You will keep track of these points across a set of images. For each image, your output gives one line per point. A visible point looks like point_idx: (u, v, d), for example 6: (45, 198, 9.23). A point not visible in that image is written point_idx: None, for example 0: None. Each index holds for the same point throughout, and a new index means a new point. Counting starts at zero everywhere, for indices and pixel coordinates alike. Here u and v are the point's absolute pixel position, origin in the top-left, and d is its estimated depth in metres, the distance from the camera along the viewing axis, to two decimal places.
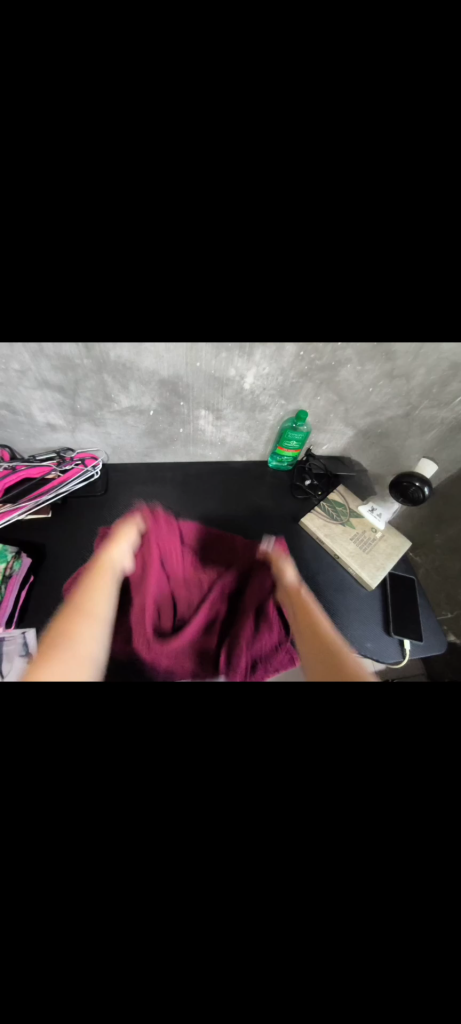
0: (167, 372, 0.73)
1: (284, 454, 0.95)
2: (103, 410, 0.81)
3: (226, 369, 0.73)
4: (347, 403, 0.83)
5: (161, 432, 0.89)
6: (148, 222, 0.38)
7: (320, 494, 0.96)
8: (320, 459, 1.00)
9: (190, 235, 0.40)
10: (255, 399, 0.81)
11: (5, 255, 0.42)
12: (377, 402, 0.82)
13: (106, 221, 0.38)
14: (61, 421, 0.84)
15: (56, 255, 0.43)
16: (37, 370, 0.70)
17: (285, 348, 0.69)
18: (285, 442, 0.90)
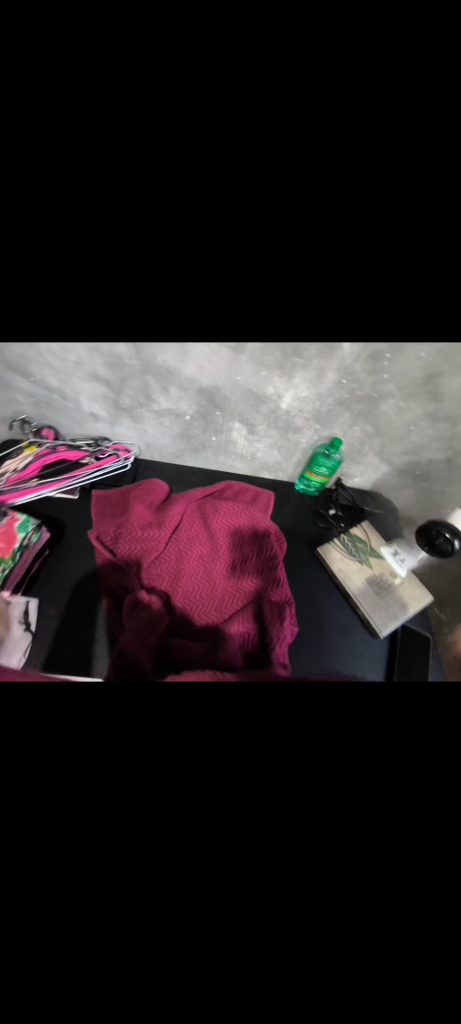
0: (207, 383, 0.75)
1: (312, 479, 0.93)
2: (142, 410, 0.85)
3: (264, 387, 0.74)
4: (385, 438, 0.80)
5: (194, 437, 0.91)
6: (204, 240, 0.41)
7: (342, 526, 0.92)
8: (349, 491, 0.97)
9: (240, 254, 0.43)
10: (291, 419, 0.80)
11: (67, 260, 0.46)
12: (417, 441, 0.78)
13: (162, 238, 0.42)
14: (104, 412, 0.88)
15: (110, 261, 0.45)
16: (91, 364, 0.74)
17: (325, 374, 0.69)
18: (314, 467, 0.89)
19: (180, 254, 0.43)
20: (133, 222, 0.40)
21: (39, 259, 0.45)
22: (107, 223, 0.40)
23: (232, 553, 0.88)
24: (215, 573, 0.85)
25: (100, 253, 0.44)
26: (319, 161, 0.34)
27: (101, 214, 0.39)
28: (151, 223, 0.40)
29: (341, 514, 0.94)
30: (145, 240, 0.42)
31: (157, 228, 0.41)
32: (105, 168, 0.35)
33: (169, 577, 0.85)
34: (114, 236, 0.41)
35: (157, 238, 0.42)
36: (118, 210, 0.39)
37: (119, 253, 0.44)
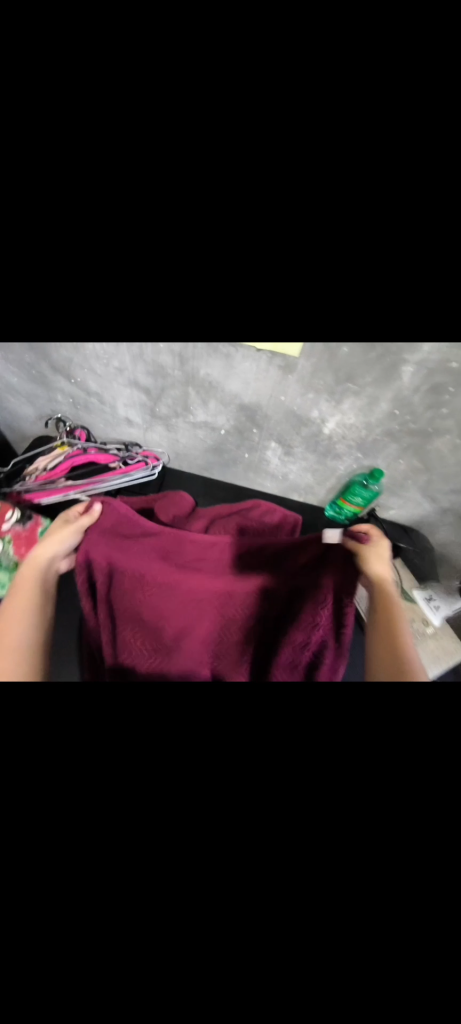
0: (249, 399, 0.75)
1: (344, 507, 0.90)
2: (177, 421, 0.84)
3: (309, 410, 0.73)
4: (432, 473, 0.75)
5: (225, 452, 0.90)
6: (277, 227, 0.42)
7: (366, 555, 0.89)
8: (383, 522, 0.92)
9: (322, 241, 0.44)
10: (332, 444, 0.78)
11: (137, 244, 0.46)
12: None
13: (236, 225, 0.43)
14: (138, 420, 0.88)
15: (181, 243, 0.46)
16: (132, 370, 0.75)
17: (378, 400, 0.67)
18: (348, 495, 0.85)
19: (258, 237, 0.44)
20: (210, 211, 0.42)
21: (122, 247, 0.46)
22: (183, 210, 0.41)
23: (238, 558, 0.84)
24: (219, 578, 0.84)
25: (189, 246, 0.46)
26: (409, 144, 0.36)
27: (181, 188, 0.41)
28: (226, 211, 0.41)
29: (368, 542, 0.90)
30: (220, 229, 0.43)
31: (237, 214, 0.42)
32: (197, 156, 0.38)
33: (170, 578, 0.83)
34: (187, 219, 0.42)
35: (231, 227, 0.43)
36: (198, 196, 0.41)
37: (193, 235, 0.45)
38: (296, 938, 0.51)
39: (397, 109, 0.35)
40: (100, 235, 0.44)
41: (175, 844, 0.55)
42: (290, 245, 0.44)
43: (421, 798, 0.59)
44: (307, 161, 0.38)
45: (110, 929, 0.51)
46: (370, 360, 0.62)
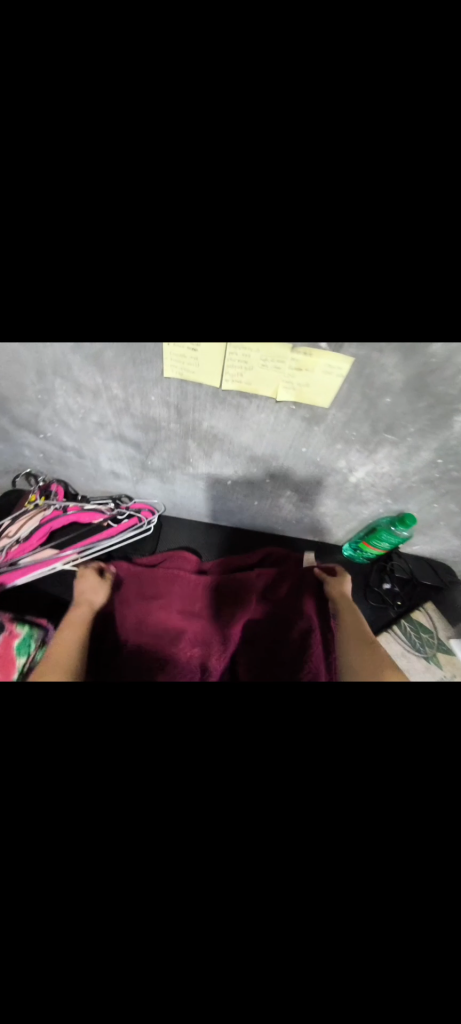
0: (262, 452, 0.59)
1: (368, 550, 0.69)
2: (174, 472, 0.70)
3: (336, 461, 0.56)
4: None
5: (232, 503, 0.75)
6: (328, 252, 0.28)
7: (400, 608, 0.71)
8: (407, 560, 0.75)
9: (374, 264, 0.27)
10: (358, 492, 0.60)
11: (112, 260, 0.30)
12: None
13: (264, 250, 0.28)
14: (126, 470, 0.73)
15: (166, 266, 0.29)
16: (117, 424, 0.60)
17: (423, 449, 0.49)
18: (373, 537, 0.65)
19: (282, 265, 0.28)
20: (228, 237, 0.28)
21: (80, 276, 0.30)
22: (189, 235, 0.28)
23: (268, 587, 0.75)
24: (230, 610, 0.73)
25: (178, 270, 0.29)
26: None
27: (160, 207, 0.25)
28: (250, 234, 0.28)
29: (398, 588, 0.72)
30: (242, 254, 0.28)
31: (252, 242, 0.27)
32: (213, 172, 0.25)
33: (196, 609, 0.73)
34: (188, 251, 0.28)
35: (248, 257, 0.28)
36: (209, 216, 0.27)
37: (179, 262, 0.28)
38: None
39: None
40: (81, 273, 0.30)
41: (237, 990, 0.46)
42: (324, 273, 0.28)
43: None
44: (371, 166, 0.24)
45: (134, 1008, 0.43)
46: (416, 411, 0.45)
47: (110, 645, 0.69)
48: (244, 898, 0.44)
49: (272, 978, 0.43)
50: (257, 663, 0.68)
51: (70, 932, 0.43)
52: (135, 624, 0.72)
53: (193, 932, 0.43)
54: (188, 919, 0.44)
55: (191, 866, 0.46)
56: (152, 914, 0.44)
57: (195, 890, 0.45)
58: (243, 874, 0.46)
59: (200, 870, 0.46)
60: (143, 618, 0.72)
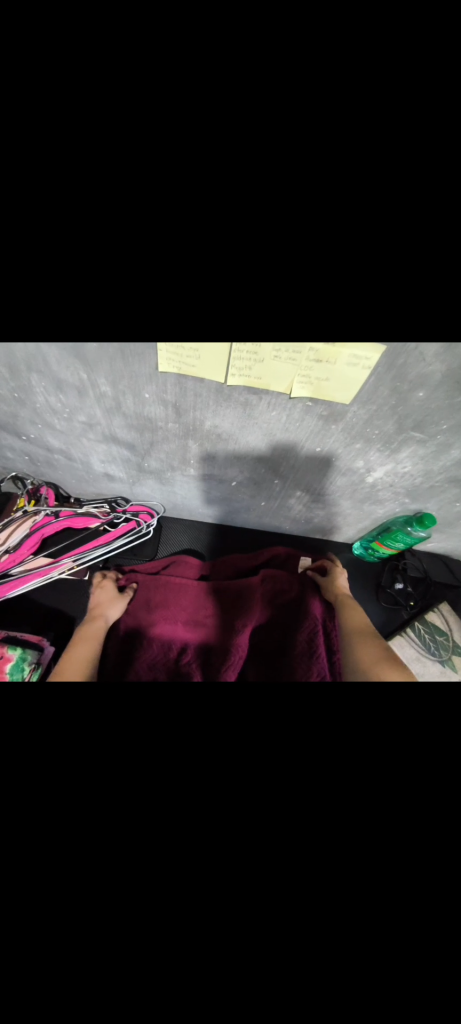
0: (270, 452, 0.54)
1: (381, 551, 0.66)
2: (173, 473, 0.65)
3: (352, 461, 0.51)
4: None
5: (237, 503, 0.70)
6: (370, 220, 0.23)
7: (413, 608, 0.69)
8: (420, 560, 0.72)
9: (415, 239, 0.23)
10: (374, 492, 0.56)
11: (99, 236, 0.25)
12: None
13: (282, 231, 0.24)
14: (121, 472, 0.68)
15: (172, 233, 0.25)
16: (107, 424, 0.55)
17: (450, 448, 0.45)
18: (388, 538, 0.62)
19: (309, 231, 0.24)
20: (236, 218, 0.24)
21: (72, 252, 0.26)
22: (194, 200, 0.23)
23: (278, 587, 0.71)
24: (238, 609, 0.68)
25: (185, 240, 0.25)
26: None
27: (149, 179, 0.22)
28: (262, 200, 0.23)
29: (411, 589, 0.70)
30: (253, 230, 0.24)
31: (274, 209, 0.23)
32: (220, 150, 0.21)
33: (205, 608, 0.70)
34: (194, 225, 0.24)
35: (267, 227, 0.24)
36: (212, 197, 0.23)
37: (187, 227, 0.24)
38: None
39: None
40: (71, 253, 0.26)
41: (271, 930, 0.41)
42: (357, 239, 0.24)
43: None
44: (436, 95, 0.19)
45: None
46: (449, 407, 0.40)
47: (118, 657, 0.63)
48: (311, 864, 0.31)
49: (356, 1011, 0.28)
50: (267, 662, 0.64)
51: (67, 994, 0.28)
52: (145, 624, 0.67)
53: (218, 967, 0.29)
54: (203, 946, 0.30)
55: (210, 836, 0.33)
56: (181, 866, 0.32)
57: (215, 894, 0.30)
58: (315, 826, 0.33)
59: (217, 874, 0.31)
60: (152, 618, 0.68)
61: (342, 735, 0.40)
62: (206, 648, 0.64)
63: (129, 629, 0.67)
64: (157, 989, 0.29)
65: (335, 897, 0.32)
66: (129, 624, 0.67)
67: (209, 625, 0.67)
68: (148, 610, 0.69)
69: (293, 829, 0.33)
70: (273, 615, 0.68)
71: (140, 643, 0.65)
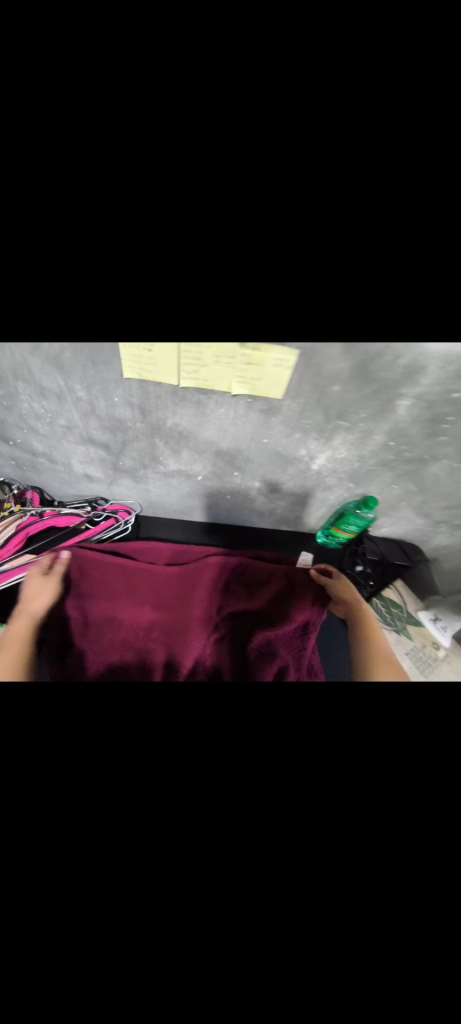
0: (226, 445, 0.61)
1: (339, 536, 0.73)
2: (146, 472, 0.71)
3: (295, 450, 0.59)
4: (428, 498, 0.63)
5: (205, 498, 0.76)
6: (259, 249, 0.31)
7: (371, 586, 0.76)
8: (377, 544, 0.79)
9: (302, 253, 0.31)
10: (322, 478, 0.64)
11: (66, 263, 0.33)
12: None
13: (187, 245, 0.31)
14: (99, 473, 0.74)
15: (121, 256, 0.33)
16: (84, 427, 0.61)
17: (372, 434, 0.53)
18: (342, 524, 0.69)
19: (218, 253, 0.32)
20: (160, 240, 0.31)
21: (45, 276, 0.34)
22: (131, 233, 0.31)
23: (240, 585, 0.79)
24: (203, 610, 0.75)
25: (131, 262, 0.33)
26: (403, 150, 0.25)
27: (87, 215, 0.29)
28: (182, 233, 0.31)
29: (370, 571, 0.77)
30: (170, 231, 0.29)
31: (192, 235, 0.31)
32: (134, 160, 0.26)
33: (169, 607, 0.76)
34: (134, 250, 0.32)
35: (187, 251, 0.32)
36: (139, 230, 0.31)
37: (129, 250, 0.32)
38: (349, 996, 0.40)
39: (390, 101, 0.24)
40: (44, 277, 0.34)
41: (241, 873, 0.44)
42: (254, 259, 0.32)
43: (430, 812, 0.49)
44: (299, 161, 0.26)
45: (116, 945, 0.41)
46: (361, 397, 0.49)
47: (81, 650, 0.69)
48: (269, 823, 0.48)
49: (268, 948, 0.41)
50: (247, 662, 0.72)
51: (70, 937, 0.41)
52: (99, 610, 0.73)
53: (178, 880, 0.44)
54: (159, 872, 0.44)
55: (190, 820, 0.47)
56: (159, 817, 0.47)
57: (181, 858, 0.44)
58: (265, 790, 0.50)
59: (172, 854, 0.45)
60: (106, 604, 0.74)
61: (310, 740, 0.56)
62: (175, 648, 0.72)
63: (81, 617, 0.72)
64: (136, 928, 0.41)
65: (255, 802, 0.50)
66: (78, 611, 0.72)
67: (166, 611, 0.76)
68: (112, 609, 0.74)
69: (258, 796, 0.50)
70: (238, 610, 0.77)
71: (103, 639, 0.71)
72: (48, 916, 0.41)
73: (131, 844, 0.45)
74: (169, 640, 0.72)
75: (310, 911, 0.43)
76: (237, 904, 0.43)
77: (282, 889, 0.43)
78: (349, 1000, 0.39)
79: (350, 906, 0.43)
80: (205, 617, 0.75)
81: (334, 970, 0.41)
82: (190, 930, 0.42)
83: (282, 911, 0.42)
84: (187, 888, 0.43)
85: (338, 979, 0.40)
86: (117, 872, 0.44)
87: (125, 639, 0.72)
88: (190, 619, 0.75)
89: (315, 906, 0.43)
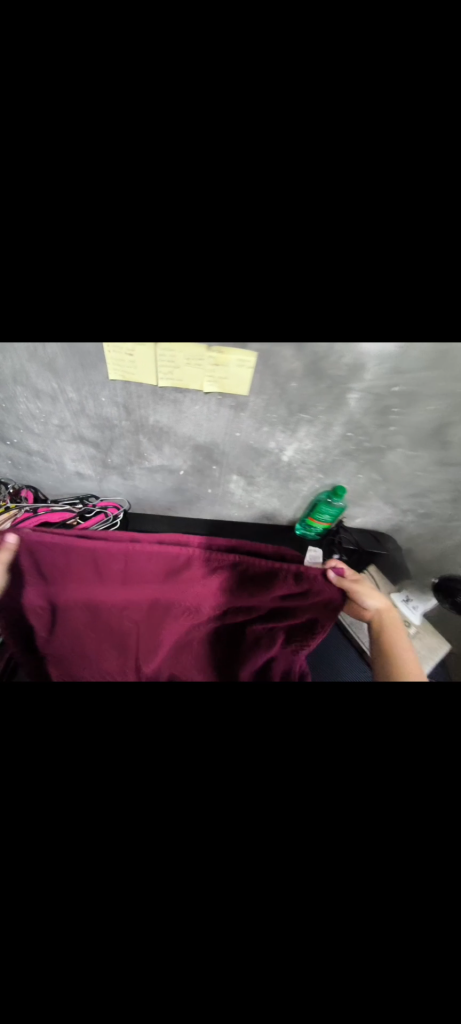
0: (203, 439, 0.67)
1: (314, 525, 0.79)
2: (133, 468, 0.77)
3: (265, 442, 0.65)
4: (391, 484, 0.69)
5: (188, 492, 0.82)
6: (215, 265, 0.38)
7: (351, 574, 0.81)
8: (352, 533, 0.85)
9: (251, 262, 0.37)
10: (293, 468, 0.69)
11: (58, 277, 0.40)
12: (424, 490, 0.69)
13: (155, 259, 0.37)
14: (90, 471, 0.80)
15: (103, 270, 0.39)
16: (76, 425, 0.67)
17: (332, 426, 0.60)
18: (316, 514, 0.75)
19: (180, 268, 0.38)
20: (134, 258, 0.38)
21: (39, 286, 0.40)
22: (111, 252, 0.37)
23: (218, 579, 0.78)
24: (176, 608, 0.77)
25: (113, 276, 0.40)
26: (336, 159, 0.30)
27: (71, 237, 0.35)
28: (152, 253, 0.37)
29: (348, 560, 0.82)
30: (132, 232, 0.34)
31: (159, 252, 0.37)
32: (88, 181, 0.31)
33: (141, 603, 0.76)
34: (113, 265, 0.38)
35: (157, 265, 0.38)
36: None
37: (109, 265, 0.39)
38: (319, 950, 0.41)
39: (322, 123, 0.29)
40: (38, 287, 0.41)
41: (222, 850, 0.46)
42: (211, 273, 0.38)
43: (415, 786, 0.51)
44: (242, 170, 0.30)
45: (89, 915, 0.42)
46: (318, 392, 0.55)
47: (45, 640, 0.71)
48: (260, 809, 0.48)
49: (241, 939, 0.41)
50: (231, 665, 0.73)
51: (55, 896, 0.43)
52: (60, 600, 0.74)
53: (155, 848, 0.45)
54: (138, 844, 0.46)
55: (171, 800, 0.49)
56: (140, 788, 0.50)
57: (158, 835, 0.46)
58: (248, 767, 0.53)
59: (149, 832, 0.46)
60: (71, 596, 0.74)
61: (298, 741, 0.57)
62: (150, 643, 0.75)
63: (41, 608, 0.72)
64: (111, 908, 0.42)
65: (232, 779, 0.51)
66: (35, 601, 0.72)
67: (139, 610, 0.76)
68: (79, 602, 0.74)
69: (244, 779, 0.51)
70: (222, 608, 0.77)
71: (69, 631, 0.72)
72: (29, 879, 0.43)
73: (109, 819, 0.47)
74: (140, 634, 0.75)
75: (283, 883, 0.44)
76: (209, 885, 0.43)
77: (258, 865, 0.45)
78: (319, 954, 0.41)
79: (327, 880, 0.44)
80: (179, 616, 0.77)
81: (307, 945, 0.41)
82: (172, 894, 0.43)
83: (257, 886, 0.43)
84: (163, 861, 0.45)
85: (313, 954, 0.41)
86: (100, 850, 0.45)
87: (95, 632, 0.74)
88: (162, 616, 0.77)
89: (289, 880, 0.44)
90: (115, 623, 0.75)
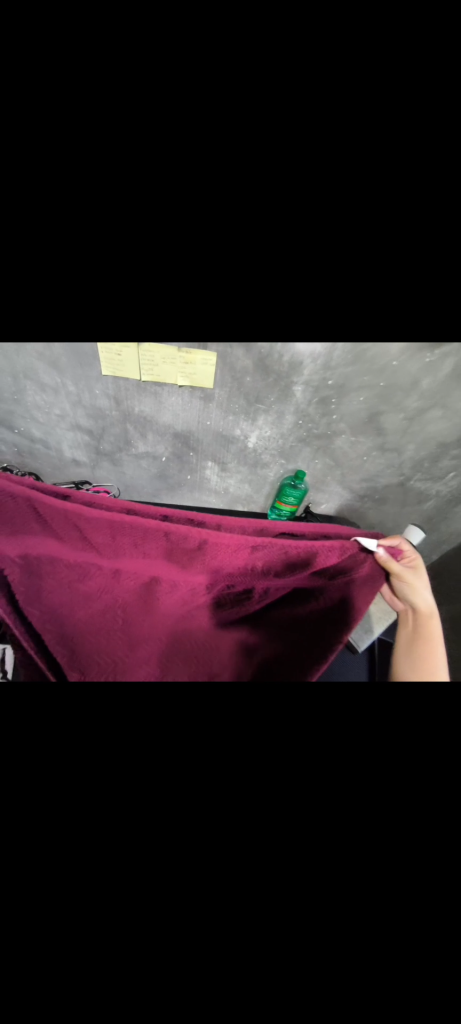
0: (180, 428, 0.78)
1: (282, 508, 0.89)
2: (121, 455, 0.87)
3: (232, 429, 0.76)
4: (344, 468, 0.80)
5: (170, 478, 0.92)
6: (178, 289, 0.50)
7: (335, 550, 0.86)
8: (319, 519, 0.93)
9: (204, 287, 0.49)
10: (258, 453, 0.81)
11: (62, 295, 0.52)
12: (371, 473, 0.81)
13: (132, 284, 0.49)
14: (84, 458, 0.90)
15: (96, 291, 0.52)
16: (73, 416, 0.78)
17: (285, 415, 0.72)
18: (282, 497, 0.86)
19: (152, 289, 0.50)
20: None
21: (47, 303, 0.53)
22: None
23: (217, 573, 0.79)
24: (168, 586, 0.80)
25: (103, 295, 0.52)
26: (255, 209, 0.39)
27: None
28: None
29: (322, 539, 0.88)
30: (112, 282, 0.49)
31: None
32: None
33: (128, 573, 0.80)
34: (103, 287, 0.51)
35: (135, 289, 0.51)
36: None
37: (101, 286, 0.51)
38: None
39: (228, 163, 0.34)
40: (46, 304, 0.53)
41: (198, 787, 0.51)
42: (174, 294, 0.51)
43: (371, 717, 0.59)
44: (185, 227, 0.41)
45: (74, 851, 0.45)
46: (270, 386, 0.68)
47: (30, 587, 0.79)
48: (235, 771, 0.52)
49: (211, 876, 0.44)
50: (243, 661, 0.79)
51: None
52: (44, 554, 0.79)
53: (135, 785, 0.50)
54: None
55: None
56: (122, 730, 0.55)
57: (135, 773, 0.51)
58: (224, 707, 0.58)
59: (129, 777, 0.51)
60: (52, 548, 0.79)
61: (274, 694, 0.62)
62: (140, 616, 0.80)
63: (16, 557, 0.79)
64: None
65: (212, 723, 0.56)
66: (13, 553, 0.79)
67: (131, 585, 0.79)
68: (63, 556, 0.79)
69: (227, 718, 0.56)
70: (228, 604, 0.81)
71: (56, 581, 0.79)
72: None
73: None
74: (127, 602, 0.79)
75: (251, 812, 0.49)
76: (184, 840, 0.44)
77: None
78: None
79: None
80: (171, 593, 0.80)
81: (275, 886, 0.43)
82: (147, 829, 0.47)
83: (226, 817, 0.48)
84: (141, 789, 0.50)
85: None
86: None
87: (80, 589, 0.79)
88: (151, 590, 0.80)
89: None
90: (99, 585, 0.79)
